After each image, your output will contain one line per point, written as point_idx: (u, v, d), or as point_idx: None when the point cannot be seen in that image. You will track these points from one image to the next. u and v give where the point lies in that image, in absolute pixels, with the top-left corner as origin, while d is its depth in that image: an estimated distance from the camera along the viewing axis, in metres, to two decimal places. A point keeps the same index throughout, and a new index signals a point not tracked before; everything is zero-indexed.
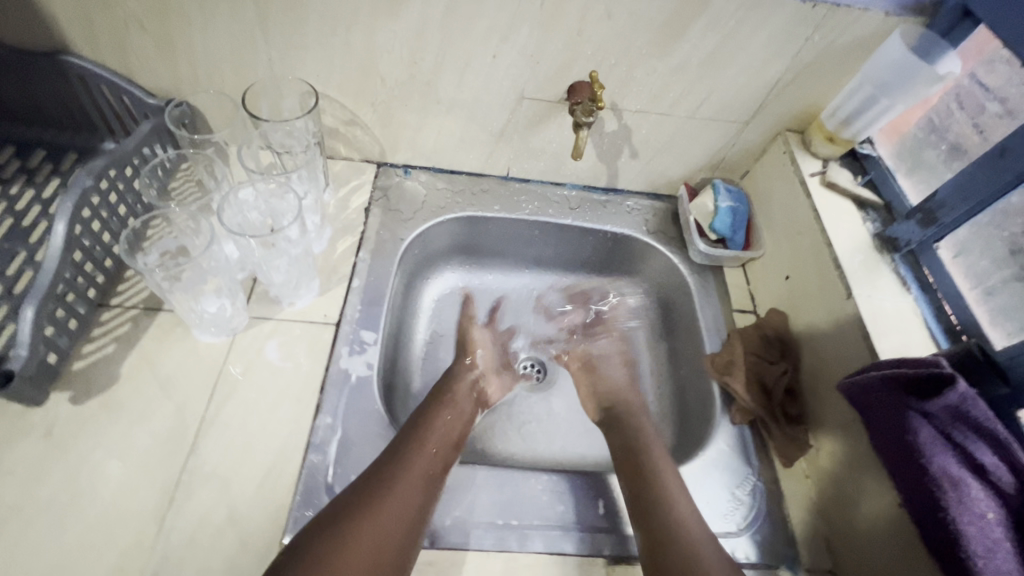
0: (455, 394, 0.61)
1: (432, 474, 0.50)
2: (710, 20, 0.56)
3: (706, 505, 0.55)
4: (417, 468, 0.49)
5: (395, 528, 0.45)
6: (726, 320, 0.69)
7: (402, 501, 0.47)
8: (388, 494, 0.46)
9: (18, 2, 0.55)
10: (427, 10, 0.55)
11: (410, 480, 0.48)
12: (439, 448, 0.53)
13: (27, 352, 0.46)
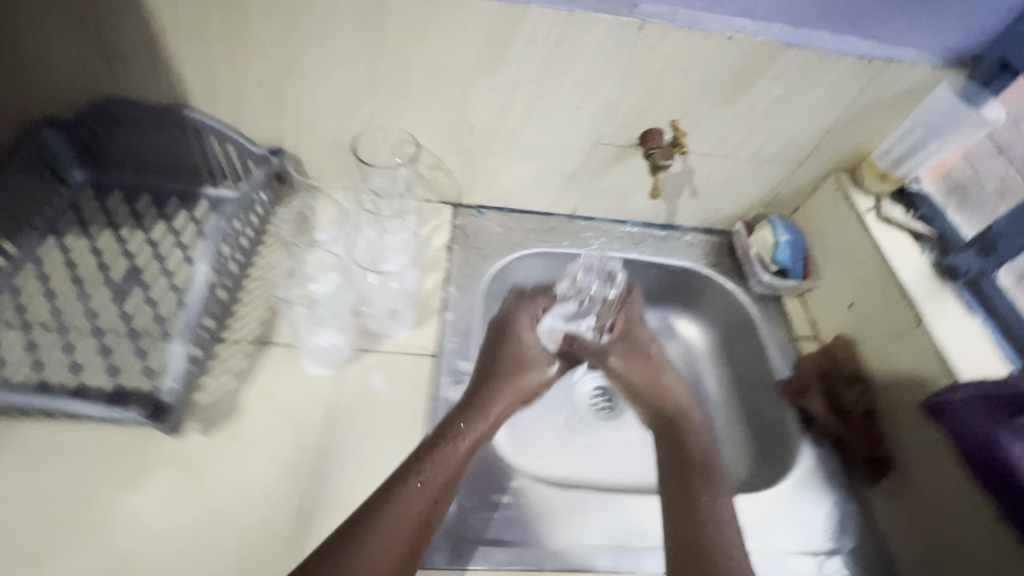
0: (489, 408, 0.56)
1: (431, 509, 0.48)
2: (775, 74, 0.63)
3: (801, 522, 0.58)
4: (417, 503, 0.47)
5: (381, 558, 0.43)
6: (793, 347, 0.73)
7: (389, 534, 0.44)
8: (381, 526, 0.45)
9: (154, 65, 0.61)
10: (523, 68, 0.61)
11: (402, 513, 0.46)
12: (445, 479, 0.49)
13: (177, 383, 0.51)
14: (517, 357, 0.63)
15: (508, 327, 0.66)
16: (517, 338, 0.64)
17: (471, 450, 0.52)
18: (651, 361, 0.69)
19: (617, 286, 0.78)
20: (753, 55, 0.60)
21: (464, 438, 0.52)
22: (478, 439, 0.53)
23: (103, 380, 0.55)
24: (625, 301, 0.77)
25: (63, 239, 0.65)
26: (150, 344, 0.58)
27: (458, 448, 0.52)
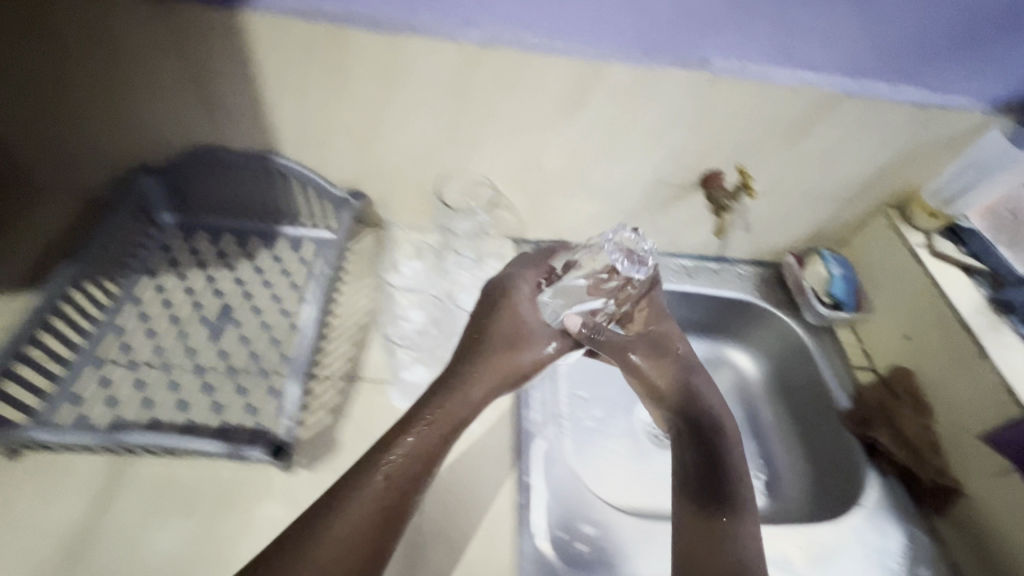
0: (468, 392, 0.52)
1: (395, 500, 0.46)
2: (833, 121, 0.66)
3: (878, 548, 0.60)
4: (377, 495, 0.45)
5: (339, 547, 0.43)
6: (849, 377, 0.75)
7: (351, 527, 0.44)
8: (343, 522, 0.44)
9: (252, 117, 0.65)
10: (597, 116, 0.65)
11: (363, 508, 0.45)
12: (413, 472, 0.47)
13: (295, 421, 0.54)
14: (501, 335, 0.57)
15: (499, 298, 0.59)
16: (507, 312, 0.58)
17: (440, 439, 0.50)
18: (671, 360, 0.58)
19: (646, 271, 0.63)
20: (814, 102, 0.64)
21: (433, 431, 0.49)
22: (449, 428, 0.50)
23: (210, 417, 0.58)
24: (651, 288, 0.64)
25: (157, 278, 0.68)
26: (248, 381, 0.61)
27: (414, 441, 0.48)
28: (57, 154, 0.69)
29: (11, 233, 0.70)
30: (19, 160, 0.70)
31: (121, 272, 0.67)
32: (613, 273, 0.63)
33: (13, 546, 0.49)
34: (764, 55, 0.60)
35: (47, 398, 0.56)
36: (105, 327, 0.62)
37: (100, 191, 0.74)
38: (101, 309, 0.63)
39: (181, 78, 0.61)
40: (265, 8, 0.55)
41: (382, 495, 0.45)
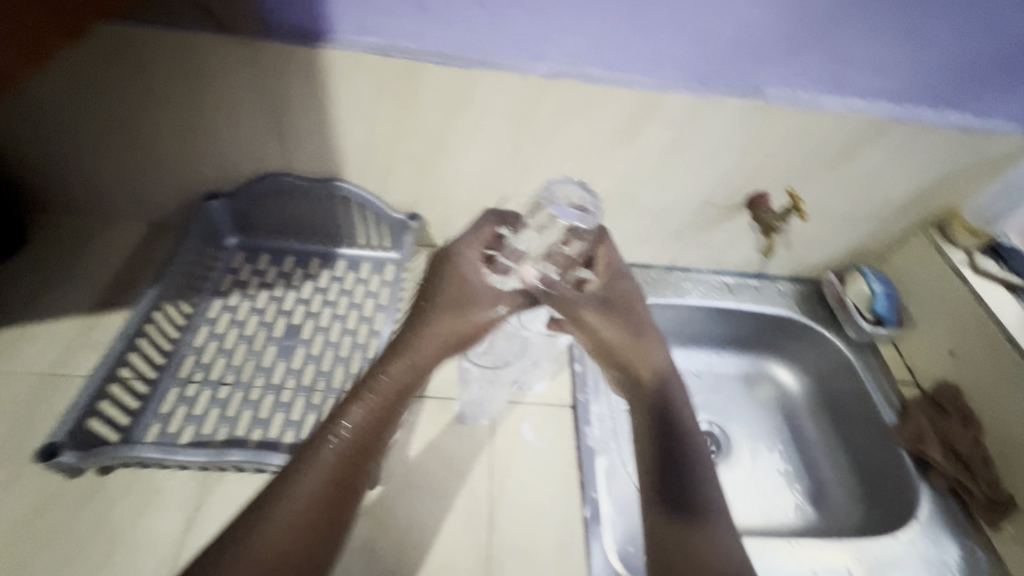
0: (415, 359, 0.52)
1: (350, 471, 0.45)
2: (878, 145, 0.69)
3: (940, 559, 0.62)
4: (329, 468, 0.44)
5: (291, 522, 0.41)
6: (895, 392, 0.77)
7: (303, 502, 0.42)
8: (289, 498, 0.42)
9: (322, 145, 0.68)
10: (652, 142, 0.67)
11: (310, 483, 0.43)
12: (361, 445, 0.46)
13: None
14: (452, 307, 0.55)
15: (450, 271, 0.57)
16: (454, 283, 0.56)
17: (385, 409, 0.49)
18: (627, 320, 0.56)
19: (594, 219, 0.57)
20: (862, 127, 0.67)
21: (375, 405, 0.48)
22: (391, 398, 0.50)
23: (287, 434, 0.60)
24: (601, 239, 0.60)
25: (227, 300, 0.71)
26: (320, 399, 0.63)
27: (357, 414, 0.47)
28: (131, 180, 0.72)
29: (84, 257, 0.73)
30: (94, 187, 0.73)
31: (194, 294, 0.70)
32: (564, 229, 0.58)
33: (112, 563, 0.51)
34: (816, 85, 0.63)
35: (135, 416, 0.59)
36: (183, 347, 0.65)
37: (167, 216, 0.76)
38: (178, 330, 0.66)
39: (256, 109, 0.64)
40: (345, 44, 0.58)
41: (333, 467, 0.44)
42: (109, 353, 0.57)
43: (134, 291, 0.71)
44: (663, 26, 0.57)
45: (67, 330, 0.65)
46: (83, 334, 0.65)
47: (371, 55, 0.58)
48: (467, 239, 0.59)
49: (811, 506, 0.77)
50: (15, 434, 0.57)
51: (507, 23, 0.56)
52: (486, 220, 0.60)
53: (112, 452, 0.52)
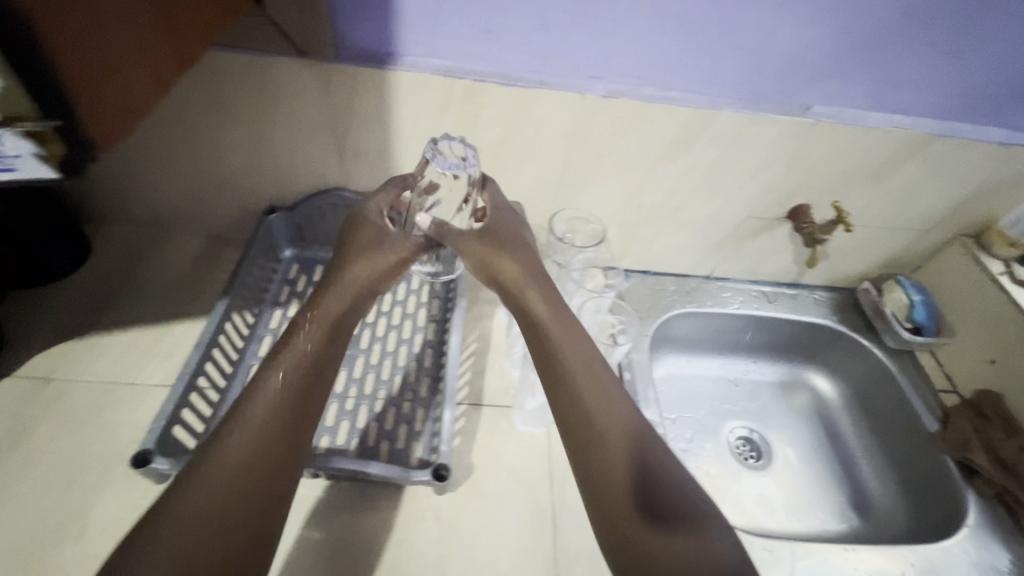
0: (336, 295, 0.56)
1: (287, 419, 0.46)
2: (919, 160, 0.71)
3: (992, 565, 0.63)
4: (264, 413, 0.46)
5: (232, 473, 0.42)
6: (936, 400, 0.79)
7: (241, 450, 0.43)
8: (222, 460, 0.42)
9: (380, 161, 0.70)
10: (700, 157, 0.70)
11: (240, 446, 0.43)
12: (293, 397, 0.48)
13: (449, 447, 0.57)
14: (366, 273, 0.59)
15: (356, 239, 0.61)
16: (357, 246, 0.60)
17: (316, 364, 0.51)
18: (516, 255, 0.61)
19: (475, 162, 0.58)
20: (906, 142, 0.69)
21: (304, 362, 0.50)
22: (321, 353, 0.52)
23: (355, 441, 0.62)
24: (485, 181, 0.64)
25: (286, 310, 0.74)
26: (383, 406, 0.65)
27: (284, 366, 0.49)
28: (191, 196, 0.74)
29: (146, 269, 0.75)
30: (155, 201, 0.75)
31: (256, 305, 0.73)
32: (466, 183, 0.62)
33: None
34: (862, 103, 0.65)
35: (211, 423, 0.60)
36: (249, 357, 0.67)
37: (224, 229, 0.79)
38: (243, 340, 0.69)
39: (319, 128, 0.66)
40: (410, 64, 0.59)
41: (267, 413, 0.46)
42: (188, 366, 0.58)
43: (196, 302, 0.72)
44: (720, 46, 0.59)
45: (136, 341, 0.67)
46: (153, 344, 0.67)
47: (438, 76, 0.60)
48: (370, 202, 0.62)
49: (854, 513, 0.78)
50: (96, 442, 0.58)
51: (569, 45, 0.59)
52: (390, 184, 0.63)
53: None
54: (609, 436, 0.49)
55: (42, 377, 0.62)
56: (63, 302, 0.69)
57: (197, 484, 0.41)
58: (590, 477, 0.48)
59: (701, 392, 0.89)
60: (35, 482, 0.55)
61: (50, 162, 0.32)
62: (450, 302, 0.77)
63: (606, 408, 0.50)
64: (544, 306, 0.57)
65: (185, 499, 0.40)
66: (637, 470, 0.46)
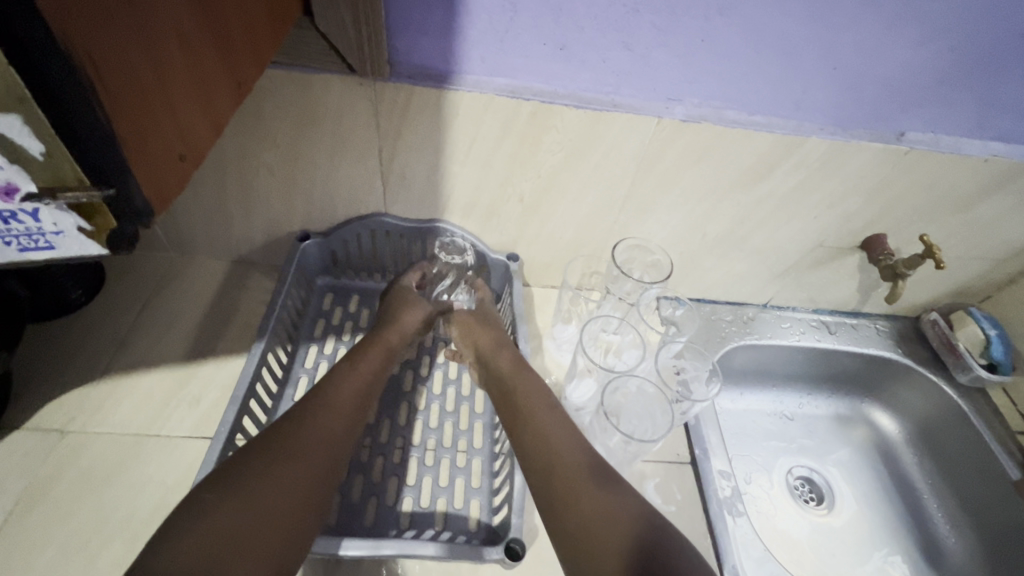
0: (370, 351, 0.57)
1: (305, 459, 0.44)
2: (1011, 190, 0.66)
3: None
4: (283, 449, 0.43)
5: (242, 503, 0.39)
6: (1015, 442, 0.74)
7: (254, 482, 0.40)
8: (281, 456, 0.43)
9: (428, 185, 0.64)
10: (777, 185, 0.64)
11: (254, 481, 0.40)
12: (346, 410, 0.50)
13: (520, 517, 0.51)
14: (407, 321, 0.64)
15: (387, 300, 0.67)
16: (402, 302, 0.66)
17: (364, 387, 0.53)
18: (496, 332, 0.64)
19: (467, 254, 0.71)
20: (1002, 172, 0.63)
21: (351, 378, 0.53)
22: (367, 374, 0.54)
23: (406, 501, 0.55)
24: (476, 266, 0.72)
25: (322, 346, 0.68)
26: (433, 459, 0.59)
27: (311, 412, 0.47)
28: (216, 219, 0.68)
29: (167, 300, 0.68)
30: (177, 224, 0.68)
31: (290, 341, 0.66)
32: (459, 269, 0.73)
33: None
34: (960, 128, 0.59)
35: None
36: (284, 403, 0.62)
37: (250, 253, 0.72)
38: (277, 383, 0.63)
39: (364, 151, 0.60)
40: (472, 84, 0.53)
41: (284, 450, 0.43)
42: (225, 423, 0.51)
43: (223, 337, 0.66)
44: (818, 67, 0.53)
45: (159, 383, 0.61)
46: (178, 386, 0.61)
47: (501, 97, 0.54)
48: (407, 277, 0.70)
49: (925, 562, 0.73)
50: (119, 506, 0.52)
51: (649, 64, 0.52)
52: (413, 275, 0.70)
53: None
54: (563, 442, 0.49)
55: (56, 429, 0.56)
56: (76, 339, 0.63)
57: (259, 475, 0.41)
58: (543, 489, 0.47)
59: (761, 427, 0.84)
60: (50, 556, 0.48)
61: (97, 238, 0.28)
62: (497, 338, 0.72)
63: (566, 437, 0.50)
64: (516, 368, 0.59)
65: (250, 485, 0.40)
66: (582, 452, 0.48)
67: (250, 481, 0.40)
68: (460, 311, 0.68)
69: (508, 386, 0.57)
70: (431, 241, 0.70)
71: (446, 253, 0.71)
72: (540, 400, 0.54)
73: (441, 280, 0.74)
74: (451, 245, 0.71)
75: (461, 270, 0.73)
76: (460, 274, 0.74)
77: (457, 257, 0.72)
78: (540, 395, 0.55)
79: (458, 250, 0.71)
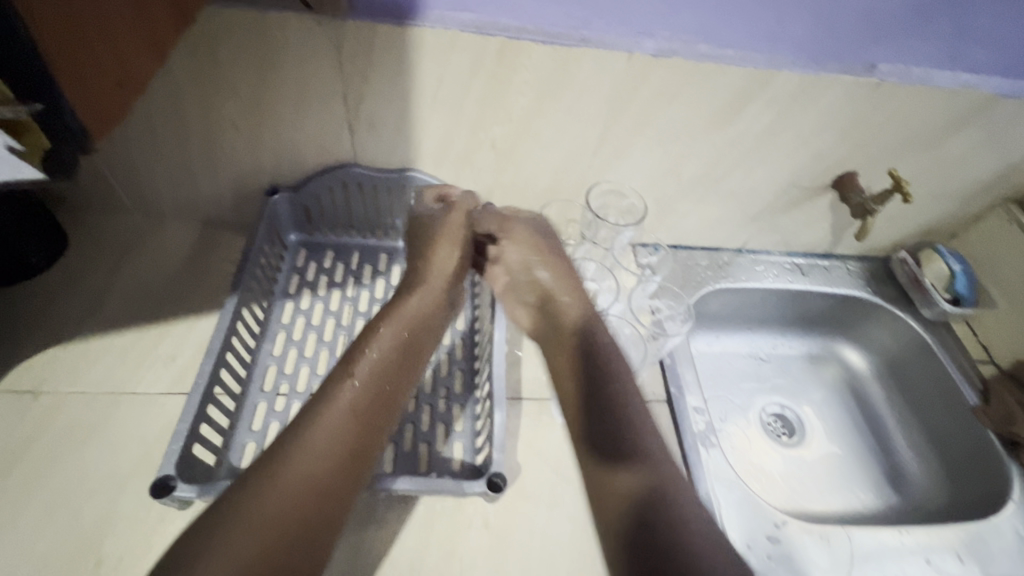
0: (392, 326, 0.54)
1: (331, 457, 0.43)
2: (979, 125, 0.66)
3: (1008, 548, 0.62)
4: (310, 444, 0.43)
5: (272, 506, 0.39)
6: (974, 371, 0.78)
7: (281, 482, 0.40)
8: (304, 454, 0.42)
9: (398, 133, 0.62)
10: (750, 125, 0.64)
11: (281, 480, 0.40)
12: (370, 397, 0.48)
13: (502, 454, 0.52)
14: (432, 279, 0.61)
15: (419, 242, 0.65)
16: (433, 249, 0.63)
17: (376, 381, 0.49)
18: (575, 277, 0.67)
19: None
20: (971, 104, 0.63)
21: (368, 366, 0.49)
22: (384, 361, 0.51)
23: (390, 447, 0.56)
24: None
25: (298, 302, 0.68)
26: (415, 406, 0.60)
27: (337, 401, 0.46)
28: (179, 175, 0.65)
29: (135, 261, 0.67)
30: (139, 182, 0.66)
31: (264, 297, 0.66)
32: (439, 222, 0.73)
33: None
34: (932, 60, 0.59)
35: (229, 435, 0.55)
36: (263, 357, 0.62)
37: (219, 212, 0.71)
38: (255, 339, 0.62)
39: (328, 98, 0.58)
40: (435, 20, 0.51)
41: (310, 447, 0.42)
42: (202, 376, 0.51)
43: (196, 296, 0.65)
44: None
45: (132, 343, 0.60)
46: (152, 345, 0.60)
47: (466, 34, 0.52)
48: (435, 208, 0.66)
49: (890, 487, 0.77)
50: (99, 464, 0.52)
51: None
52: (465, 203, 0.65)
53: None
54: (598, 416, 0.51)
55: (29, 390, 0.55)
56: (43, 302, 0.61)
57: (274, 479, 0.40)
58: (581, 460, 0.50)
59: (736, 369, 0.86)
60: (34, 512, 0.49)
61: (31, 156, 0.32)
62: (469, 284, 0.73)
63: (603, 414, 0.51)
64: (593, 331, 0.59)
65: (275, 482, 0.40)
66: (617, 426, 0.50)
67: (270, 483, 0.40)
68: (517, 230, 0.66)
69: (573, 350, 0.57)
70: (405, 196, 0.69)
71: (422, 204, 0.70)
72: (591, 369, 0.55)
73: None
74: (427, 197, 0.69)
75: None
76: None
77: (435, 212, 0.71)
78: (603, 361, 0.56)
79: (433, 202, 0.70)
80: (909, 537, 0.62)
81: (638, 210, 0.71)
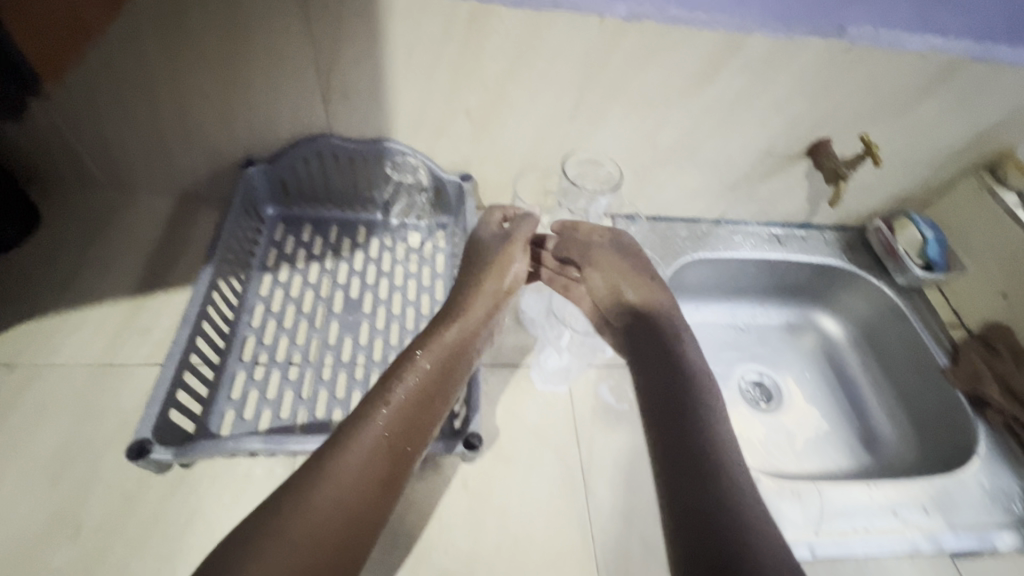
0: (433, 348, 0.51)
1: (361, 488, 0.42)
2: (949, 89, 0.67)
3: (970, 498, 0.64)
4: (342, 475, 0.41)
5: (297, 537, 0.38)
6: (944, 334, 0.80)
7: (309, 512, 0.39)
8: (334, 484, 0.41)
9: (372, 102, 0.62)
10: (724, 90, 0.64)
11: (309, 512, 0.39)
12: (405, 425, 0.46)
13: (479, 415, 0.53)
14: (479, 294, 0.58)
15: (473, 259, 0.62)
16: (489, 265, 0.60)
17: (413, 406, 0.47)
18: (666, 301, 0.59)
19: (423, 177, 0.70)
20: (940, 68, 0.64)
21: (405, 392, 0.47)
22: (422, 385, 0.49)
23: None
24: (432, 186, 0.71)
25: (277, 275, 0.67)
26: None
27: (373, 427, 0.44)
28: (153, 148, 0.65)
29: (110, 236, 0.66)
30: (111, 155, 0.65)
31: (242, 270, 0.66)
32: (418, 192, 0.73)
33: (192, 537, 0.48)
34: (900, 22, 0.60)
35: (208, 403, 0.55)
36: (241, 329, 0.62)
37: (195, 185, 0.70)
38: (233, 310, 0.62)
39: (299, 65, 0.57)
40: None
41: (343, 477, 0.41)
42: (179, 344, 0.51)
43: (173, 270, 0.65)
44: None
45: (109, 315, 0.60)
46: (129, 317, 0.60)
47: None
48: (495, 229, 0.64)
49: (863, 448, 0.80)
50: (78, 433, 0.52)
51: None
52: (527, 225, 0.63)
53: (213, 448, 0.47)
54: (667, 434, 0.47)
55: (4, 362, 0.55)
56: (17, 277, 0.61)
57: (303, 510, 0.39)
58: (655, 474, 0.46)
59: (717, 338, 0.88)
60: (14, 480, 0.49)
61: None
62: (447, 253, 0.73)
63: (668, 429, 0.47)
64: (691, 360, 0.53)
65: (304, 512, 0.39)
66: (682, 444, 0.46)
67: (300, 510, 0.39)
68: (598, 254, 0.62)
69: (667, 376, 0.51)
70: (382, 166, 0.69)
71: (399, 174, 0.70)
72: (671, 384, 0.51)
73: (397, 203, 0.74)
74: (402, 166, 0.69)
75: (420, 189, 0.72)
76: (419, 199, 0.73)
77: (414, 182, 0.71)
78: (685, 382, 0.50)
79: (410, 171, 0.70)
80: (877, 492, 0.64)
81: (614, 179, 0.71)
